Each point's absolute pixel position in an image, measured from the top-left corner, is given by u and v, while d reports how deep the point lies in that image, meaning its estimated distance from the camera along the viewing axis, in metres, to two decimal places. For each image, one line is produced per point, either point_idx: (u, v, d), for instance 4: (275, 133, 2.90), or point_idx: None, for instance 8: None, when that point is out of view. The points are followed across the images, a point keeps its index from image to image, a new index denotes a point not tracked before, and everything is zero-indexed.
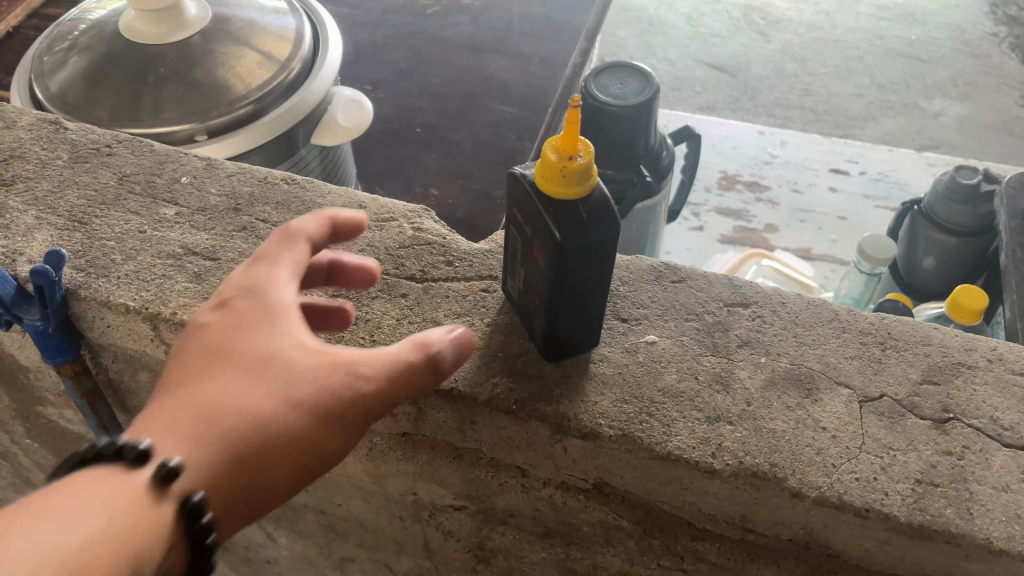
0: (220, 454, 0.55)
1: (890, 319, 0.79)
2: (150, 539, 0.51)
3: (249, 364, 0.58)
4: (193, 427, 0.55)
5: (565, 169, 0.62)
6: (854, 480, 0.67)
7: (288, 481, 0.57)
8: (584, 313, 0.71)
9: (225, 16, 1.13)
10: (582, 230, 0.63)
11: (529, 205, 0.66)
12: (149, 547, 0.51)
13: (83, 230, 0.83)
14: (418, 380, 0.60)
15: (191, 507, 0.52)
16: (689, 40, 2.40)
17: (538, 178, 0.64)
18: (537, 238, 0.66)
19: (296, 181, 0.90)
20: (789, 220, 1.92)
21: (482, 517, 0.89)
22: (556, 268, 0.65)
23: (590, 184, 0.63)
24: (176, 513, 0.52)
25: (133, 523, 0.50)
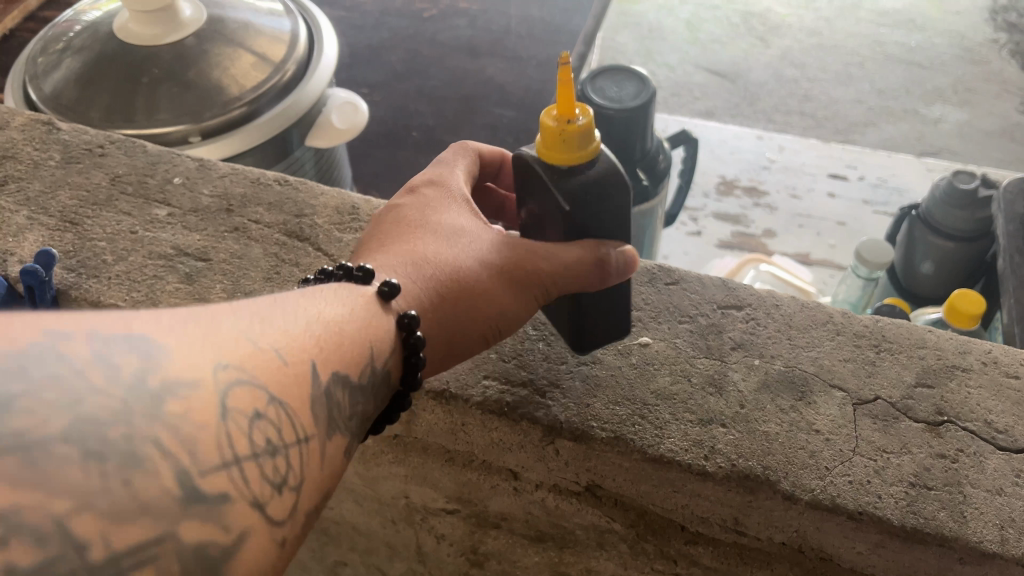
0: (427, 287, 0.64)
1: (884, 321, 0.79)
2: (361, 345, 0.57)
3: (447, 231, 0.68)
4: (407, 264, 0.65)
5: (569, 133, 0.61)
6: (846, 483, 0.67)
7: (476, 327, 0.66)
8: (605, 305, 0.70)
9: (220, 18, 1.12)
10: (588, 195, 0.63)
11: (534, 181, 0.65)
12: (360, 351, 0.57)
13: (74, 230, 0.83)
14: (590, 272, 0.65)
15: (408, 319, 0.60)
16: (688, 46, 2.32)
17: (543, 151, 0.63)
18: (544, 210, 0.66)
19: (289, 181, 0.90)
20: (788, 225, 1.92)
21: (475, 520, 0.88)
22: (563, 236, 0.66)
23: (593, 150, 0.62)
24: (396, 325, 0.61)
25: (335, 341, 0.55)
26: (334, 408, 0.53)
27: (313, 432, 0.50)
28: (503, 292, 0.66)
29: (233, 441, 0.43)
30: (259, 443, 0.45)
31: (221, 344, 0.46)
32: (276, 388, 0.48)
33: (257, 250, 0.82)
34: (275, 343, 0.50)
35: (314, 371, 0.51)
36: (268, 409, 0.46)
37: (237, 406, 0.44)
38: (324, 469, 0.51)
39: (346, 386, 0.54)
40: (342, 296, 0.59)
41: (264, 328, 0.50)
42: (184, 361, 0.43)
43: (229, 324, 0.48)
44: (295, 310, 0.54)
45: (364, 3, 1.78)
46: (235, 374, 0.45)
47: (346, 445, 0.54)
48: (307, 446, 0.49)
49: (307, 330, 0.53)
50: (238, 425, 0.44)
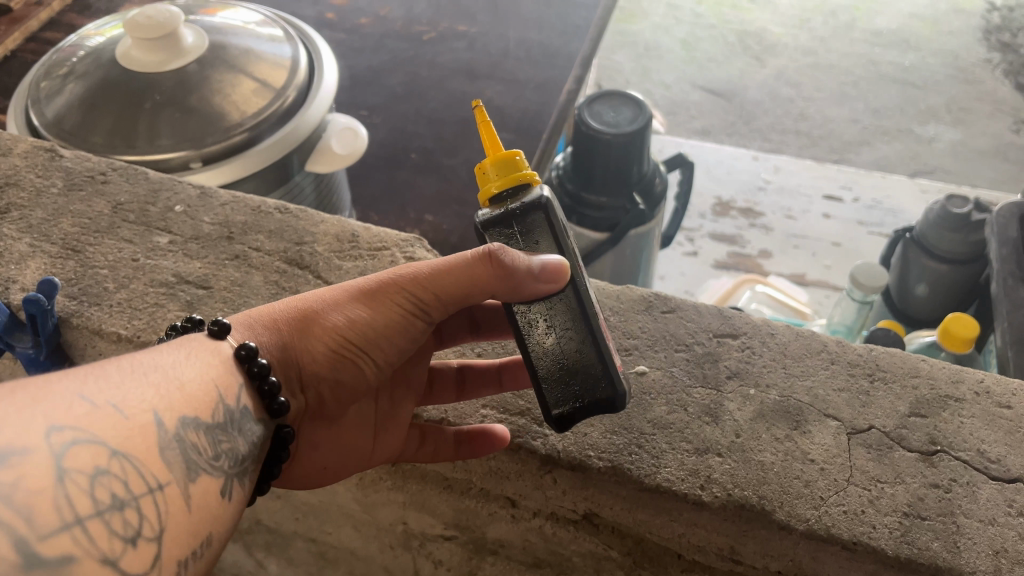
0: (270, 318, 0.67)
1: (879, 350, 0.79)
2: (205, 386, 0.58)
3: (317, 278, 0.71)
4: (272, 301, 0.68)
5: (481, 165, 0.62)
6: (841, 513, 0.68)
7: (326, 347, 0.66)
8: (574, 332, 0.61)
9: (222, 45, 1.14)
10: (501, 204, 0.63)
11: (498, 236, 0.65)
12: (205, 392, 0.58)
13: (75, 258, 0.83)
14: (477, 272, 0.60)
15: (244, 350, 0.62)
16: (685, 65, 2.33)
17: (495, 184, 0.62)
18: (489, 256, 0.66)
19: (289, 210, 0.90)
20: (784, 246, 1.93)
21: (472, 547, 0.89)
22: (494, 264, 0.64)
23: (515, 177, 0.61)
24: (234, 357, 0.63)
25: (179, 388, 0.56)
26: (191, 452, 0.54)
27: (166, 479, 0.52)
28: (352, 309, 0.65)
29: (75, 501, 0.45)
30: (103, 500, 0.47)
31: (52, 406, 0.47)
32: (122, 443, 0.49)
33: (257, 278, 0.83)
34: (113, 397, 0.51)
35: (158, 419, 0.53)
36: (111, 464, 0.48)
37: (74, 467, 0.46)
38: (189, 512, 0.53)
39: (198, 429, 0.56)
40: (195, 339, 0.62)
41: (100, 382, 0.51)
42: (14, 429, 0.45)
43: (63, 385, 0.49)
44: (134, 360, 0.55)
45: (363, 25, 1.79)
46: (71, 436, 0.47)
47: (217, 486, 0.56)
48: (163, 494, 0.51)
49: (150, 380, 0.54)
50: (80, 485, 0.46)
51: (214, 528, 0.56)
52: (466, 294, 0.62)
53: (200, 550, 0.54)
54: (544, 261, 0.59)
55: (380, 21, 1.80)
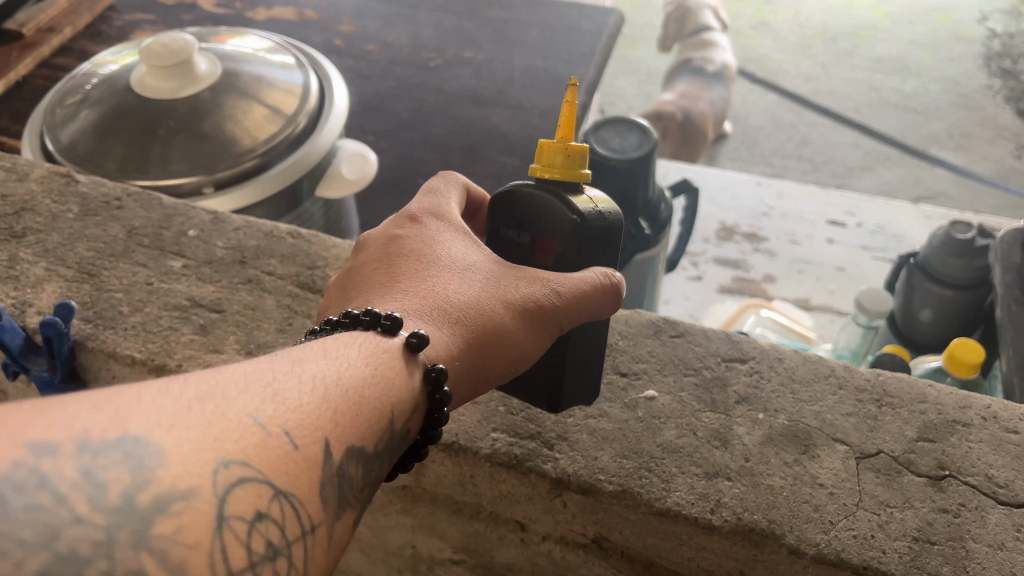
0: (453, 331, 0.61)
1: (886, 375, 0.80)
2: (381, 409, 0.54)
3: (457, 266, 0.66)
4: (427, 308, 0.62)
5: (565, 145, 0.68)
6: (851, 538, 0.68)
7: (498, 370, 0.64)
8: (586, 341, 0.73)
9: (233, 72, 1.15)
10: (595, 205, 0.68)
11: (544, 209, 0.69)
12: (378, 416, 0.53)
13: (91, 281, 0.85)
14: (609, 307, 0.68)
15: (438, 373, 0.58)
16: None
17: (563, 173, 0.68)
18: (546, 230, 0.70)
19: (301, 234, 0.92)
20: (787, 271, 1.94)
21: (481, 570, 0.90)
22: (571, 248, 0.69)
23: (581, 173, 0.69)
24: (423, 379, 0.58)
25: (353, 411, 0.51)
26: (345, 486, 0.50)
27: (319, 519, 0.48)
28: (524, 331, 0.64)
29: (228, 554, 0.42)
30: (256, 550, 0.43)
31: (223, 434, 0.44)
32: (284, 481, 0.46)
33: (270, 301, 0.84)
34: (285, 424, 0.47)
35: (326, 450, 0.48)
36: (271, 507, 0.45)
37: (237, 514, 0.42)
38: (331, 554, 0.49)
39: (359, 459, 0.51)
40: (352, 351, 0.55)
41: (277, 404, 0.47)
42: (180, 471, 0.41)
43: (240, 405, 0.46)
44: (311, 375, 0.51)
45: (370, 51, 1.81)
46: (238, 473, 0.43)
47: (354, 520, 0.52)
48: (313, 537, 0.47)
49: (318, 396, 0.50)
50: (236, 534, 0.42)
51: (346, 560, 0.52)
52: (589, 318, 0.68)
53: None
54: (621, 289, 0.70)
55: (388, 48, 1.82)
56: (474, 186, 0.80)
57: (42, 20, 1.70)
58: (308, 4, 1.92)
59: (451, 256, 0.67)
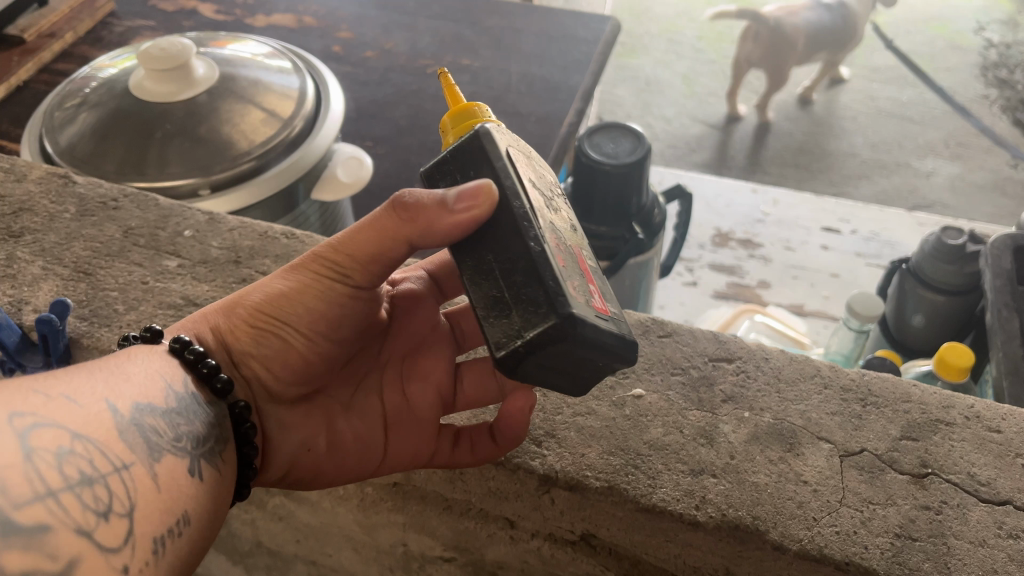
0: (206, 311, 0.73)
1: (871, 374, 0.81)
2: (152, 378, 0.60)
3: None
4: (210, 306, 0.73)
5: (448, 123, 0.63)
6: (834, 534, 0.69)
7: (251, 324, 0.70)
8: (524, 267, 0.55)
9: (230, 76, 1.17)
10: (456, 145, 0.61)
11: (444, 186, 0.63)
12: (152, 384, 0.60)
13: (87, 280, 0.86)
14: (391, 216, 0.62)
15: (179, 343, 0.66)
16: (685, 99, 2.28)
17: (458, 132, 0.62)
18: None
19: (295, 235, 0.93)
20: (781, 277, 1.96)
21: (471, 568, 0.91)
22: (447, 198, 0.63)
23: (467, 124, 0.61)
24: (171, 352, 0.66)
25: (124, 384, 0.58)
26: (151, 435, 0.56)
27: (131, 459, 0.53)
28: (270, 286, 0.71)
29: (44, 475, 0.46)
30: (72, 476, 0.47)
31: (7, 394, 0.48)
32: (78, 427, 0.51)
33: None
34: (63, 389, 0.52)
35: (110, 408, 0.54)
36: (74, 445, 0.49)
37: (40, 445, 0.47)
38: (160, 492, 0.54)
39: (153, 414, 0.57)
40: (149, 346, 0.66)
41: (50, 377, 0.53)
42: None
43: (17, 383, 0.51)
44: (80, 365, 0.57)
45: (368, 58, 1.83)
46: (31, 420, 0.48)
47: (183, 467, 0.57)
48: (129, 473, 0.52)
49: (93, 379, 0.56)
50: (47, 460, 0.47)
51: (192, 502, 0.56)
52: (387, 241, 0.64)
53: (184, 525, 0.55)
54: (459, 188, 0.57)
55: (386, 55, 1.84)
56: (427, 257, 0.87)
57: (43, 25, 1.72)
58: (307, 11, 1.94)
59: None
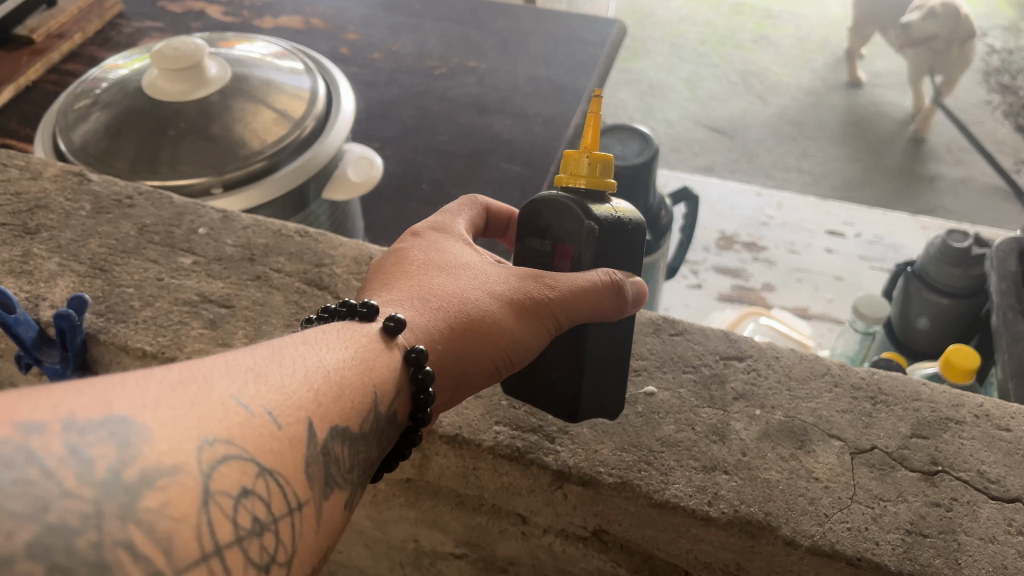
0: (435, 319, 0.65)
1: (881, 374, 0.82)
2: (361, 394, 0.57)
3: (449, 268, 0.70)
4: (410, 299, 0.66)
5: (587, 153, 0.71)
6: (845, 530, 0.69)
7: (488, 357, 0.68)
8: (608, 368, 0.74)
9: (242, 76, 1.18)
10: (616, 212, 0.70)
11: (567, 214, 0.70)
12: (361, 398, 0.57)
13: (103, 277, 0.87)
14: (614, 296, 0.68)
15: (416, 353, 0.61)
16: (688, 103, 2.13)
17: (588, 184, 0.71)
18: (564, 236, 0.71)
19: (309, 233, 0.93)
20: (786, 279, 2.01)
21: (482, 565, 0.92)
22: (582, 255, 0.71)
23: (603, 181, 0.71)
24: (403, 360, 0.62)
25: (335, 394, 0.55)
26: (331, 466, 0.54)
27: (306, 498, 0.51)
28: (510, 322, 0.68)
29: (216, 528, 0.44)
30: (244, 525, 0.46)
31: (209, 416, 0.47)
32: (267, 459, 0.48)
33: (279, 298, 0.86)
34: (267, 404, 0.50)
35: (309, 432, 0.52)
36: (256, 484, 0.47)
37: (222, 488, 0.45)
38: (318, 529, 0.52)
39: (344, 439, 0.55)
40: (346, 337, 0.60)
41: (259, 386, 0.51)
42: (168, 446, 0.44)
43: (220, 388, 0.49)
44: (293, 361, 0.55)
45: (375, 59, 1.84)
46: (222, 452, 0.46)
47: (345, 500, 0.55)
48: (300, 514, 0.51)
49: (306, 384, 0.54)
50: (222, 509, 0.45)
51: (335, 539, 0.55)
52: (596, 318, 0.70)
53: (321, 561, 0.54)
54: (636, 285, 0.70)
55: (392, 56, 1.85)
56: (495, 204, 0.85)
57: (52, 26, 1.73)
58: (314, 13, 1.95)
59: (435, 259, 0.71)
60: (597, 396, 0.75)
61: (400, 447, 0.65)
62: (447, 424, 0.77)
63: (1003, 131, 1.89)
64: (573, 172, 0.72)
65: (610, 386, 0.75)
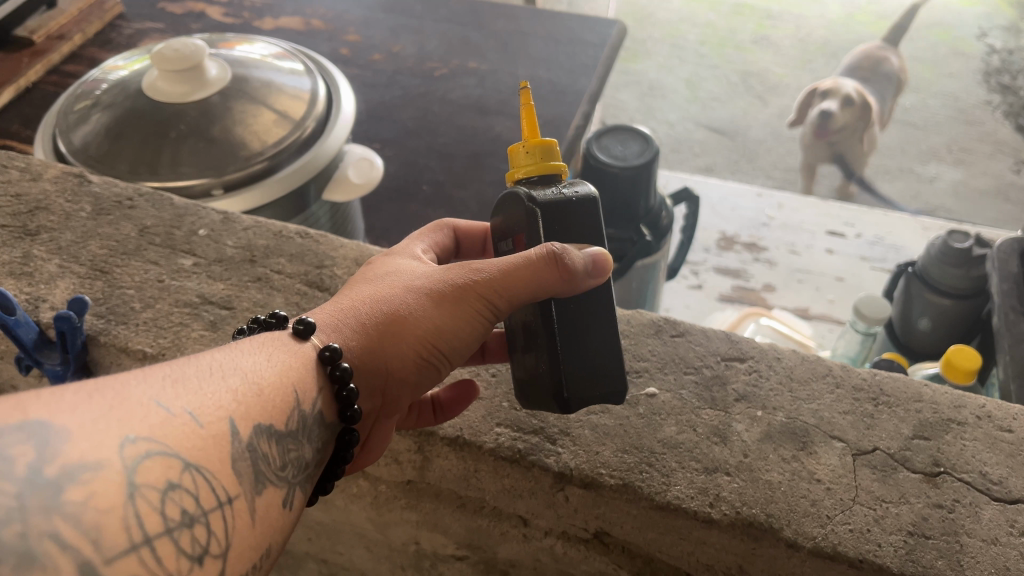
0: (353, 321, 0.67)
1: (882, 375, 0.82)
2: (285, 394, 0.59)
3: (388, 272, 0.71)
4: (338, 305, 0.68)
5: (523, 145, 0.69)
6: (847, 531, 0.69)
7: (413, 351, 0.67)
8: (601, 348, 0.68)
9: (242, 78, 1.18)
10: (558, 191, 0.67)
11: (514, 204, 0.69)
12: (284, 395, 0.59)
13: (104, 278, 0.87)
14: (541, 269, 0.62)
15: (329, 352, 0.63)
16: (689, 104, 2.13)
17: (529, 172, 0.69)
18: (517, 228, 0.70)
19: (309, 235, 0.93)
20: (787, 280, 2.01)
21: (484, 567, 0.92)
22: (530, 241, 0.68)
23: (552, 164, 0.69)
24: (319, 359, 0.63)
25: (256, 395, 0.57)
26: (259, 462, 0.55)
27: (236, 492, 0.52)
28: (433, 316, 0.67)
29: (144, 520, 0.45)
30: (173, 517, 0.46)
31: (129, 415, 0.47)
32: (193, 455, 0.49)
33: (279, 299, 0.86)
34: (188, 405, 0.51)
35: (232, 429, 0.53)
36: (184, 478, 0.48)
37: (148, 482, 0.45)
38: (253, 527, 0.54)
39: (270, 437, 0.56)
40: (265, 342, 0.62)
41: (178, 388, 0.51)
42: (89, 442, 0.44)
43: (139, 390, 0.49)
44: (213, 364, 0.56)
45: (376, 61, 1.83)
46: (145, 448, 0.46)
47: (280, 497, 0.57)
48: (231, 509, 0.52)
49: (227, 385, 0.55)
50: (150, 502, 0.45)
51: (279, 538, 0.57)
52: (540, 296, 0.64)
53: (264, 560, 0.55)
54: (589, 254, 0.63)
55: (393, 58, 1.84)
56: (464, 225, 0.85)
57: (52, 27, 1.73)
58: (314, 14, 1.95)
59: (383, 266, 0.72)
60: (587, 384, 0.67)
61: (341, 451, 0.66)
62: (450, 427, 0.77)
63: (1003, 132, 1.95)
64: (516, 166, 0.70)
65: (608, 370, 0.68)
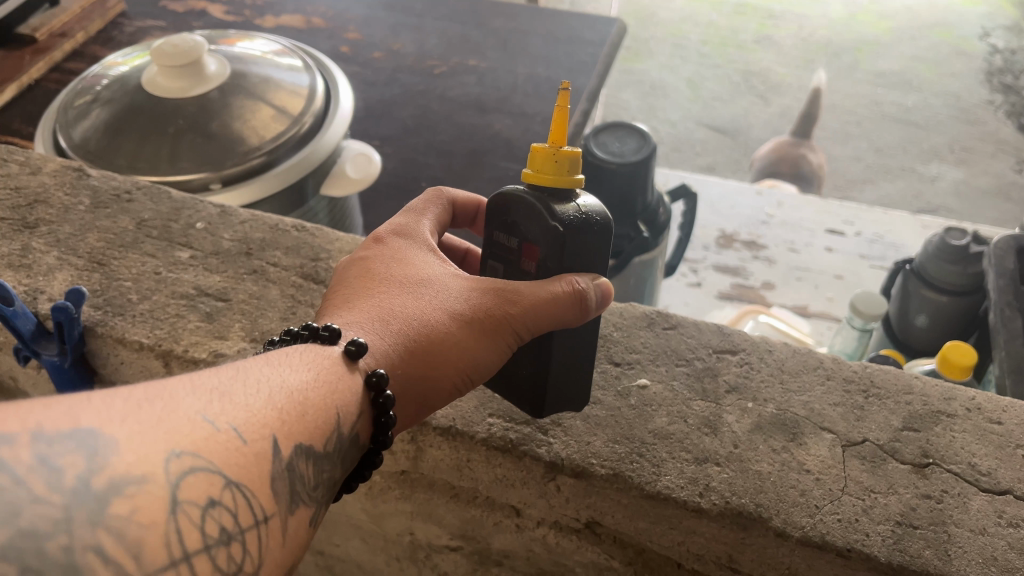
0: (395, 343, 0.65)
1: (873, 367, 0.82)
2: (326, 419, 0.57)
3: (412, 283, 0.69)
4: (371, 321, 0.65)
5: (552, 151, 0.66)
6: (836, 521, 0.70)
7: (447, 379, 0.67)
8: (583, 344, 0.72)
9: (241, 73, 1.19)
10: (582, 212, 0.66)
11: (534, 213, 0.67)
12: (324, 416, 0.57)
13: (101, 271, 0.87)
14: (579, 310, 0.65)
15: (376, 377, 0.61)
16: (690, 103, 2.26)
17: (548, 180, 0.66)
18: (530, 235, 0.68)
19: (306, 228, 0.94)
20: (786, 278, 1.91)
21: (477, 558, 0.92)
22: (546, 256, 0.68)
23: (571, 179, 0.66)
24: (364, 384, 0.62)
25: (298, 412, 0.55)
26: (296, 482, 0.54)
27: (272, 511, 0.52)
28: (470, 345, 0.67)
29: (184, 537, 0.45)
30: (212, 534, 0.46)
31: (175, 429, 0.47)
32: (235, 473, 0.49)
33: (274, 291, 0.87)
34: (233, 421, 0.50)
35: (275, 449, 0.52)
36: (223, 496, 0.48)
37: (190, 498, 0.45)
38: (284, 546, 0.53)
39: (309, 457, 0.55)
40: (309, 359, 0.60)
41: (225, 404, 0.51)
42: (136, 456, 0.44)
43: (187, 404, 0.49)
44: (258, 381, 0.55)
45: (376, 58, 1.84)
46: (189, 463, 0.46)
47: (310, 517, 0.56)
48: (266, 528, 0.51)
49: (271, 403, 0.54)
50: (190, 518, 0.45)
51: (299, 556, 0.56)
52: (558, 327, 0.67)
53: None
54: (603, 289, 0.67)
55: (393, 56, 1.85)
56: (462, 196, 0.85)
57: (54, 25, 1.74)
58: (315, 12, 1.96)
59: (401, 273, 0.70)
60: (568, 374, 0.73)
61: (362, 468, 0.65)
62: (442, 416, 0.77)
63: (1005, 131, 2.10)
64: (535, 164, 0.67)
65: (584, 361, 0.74)
